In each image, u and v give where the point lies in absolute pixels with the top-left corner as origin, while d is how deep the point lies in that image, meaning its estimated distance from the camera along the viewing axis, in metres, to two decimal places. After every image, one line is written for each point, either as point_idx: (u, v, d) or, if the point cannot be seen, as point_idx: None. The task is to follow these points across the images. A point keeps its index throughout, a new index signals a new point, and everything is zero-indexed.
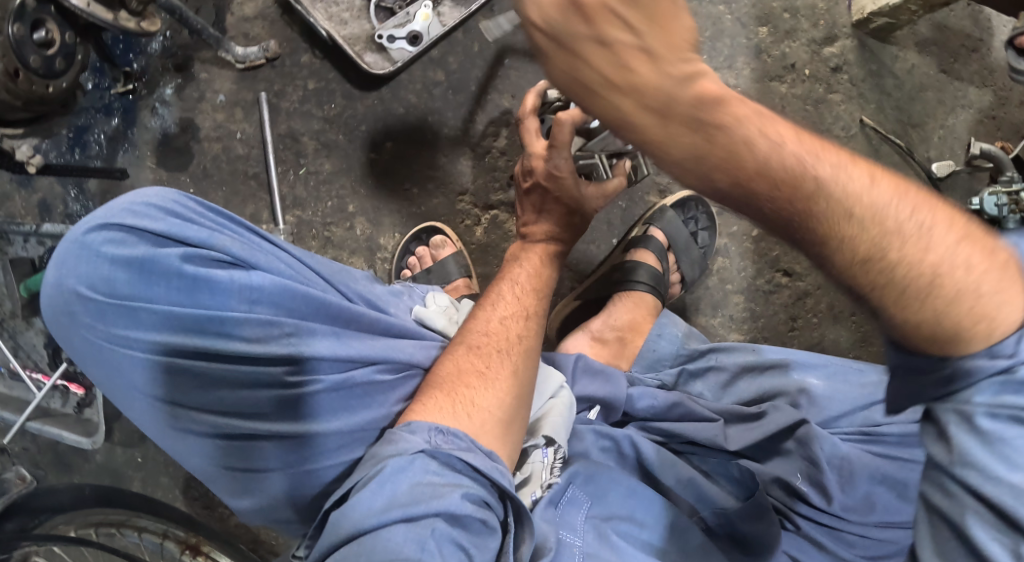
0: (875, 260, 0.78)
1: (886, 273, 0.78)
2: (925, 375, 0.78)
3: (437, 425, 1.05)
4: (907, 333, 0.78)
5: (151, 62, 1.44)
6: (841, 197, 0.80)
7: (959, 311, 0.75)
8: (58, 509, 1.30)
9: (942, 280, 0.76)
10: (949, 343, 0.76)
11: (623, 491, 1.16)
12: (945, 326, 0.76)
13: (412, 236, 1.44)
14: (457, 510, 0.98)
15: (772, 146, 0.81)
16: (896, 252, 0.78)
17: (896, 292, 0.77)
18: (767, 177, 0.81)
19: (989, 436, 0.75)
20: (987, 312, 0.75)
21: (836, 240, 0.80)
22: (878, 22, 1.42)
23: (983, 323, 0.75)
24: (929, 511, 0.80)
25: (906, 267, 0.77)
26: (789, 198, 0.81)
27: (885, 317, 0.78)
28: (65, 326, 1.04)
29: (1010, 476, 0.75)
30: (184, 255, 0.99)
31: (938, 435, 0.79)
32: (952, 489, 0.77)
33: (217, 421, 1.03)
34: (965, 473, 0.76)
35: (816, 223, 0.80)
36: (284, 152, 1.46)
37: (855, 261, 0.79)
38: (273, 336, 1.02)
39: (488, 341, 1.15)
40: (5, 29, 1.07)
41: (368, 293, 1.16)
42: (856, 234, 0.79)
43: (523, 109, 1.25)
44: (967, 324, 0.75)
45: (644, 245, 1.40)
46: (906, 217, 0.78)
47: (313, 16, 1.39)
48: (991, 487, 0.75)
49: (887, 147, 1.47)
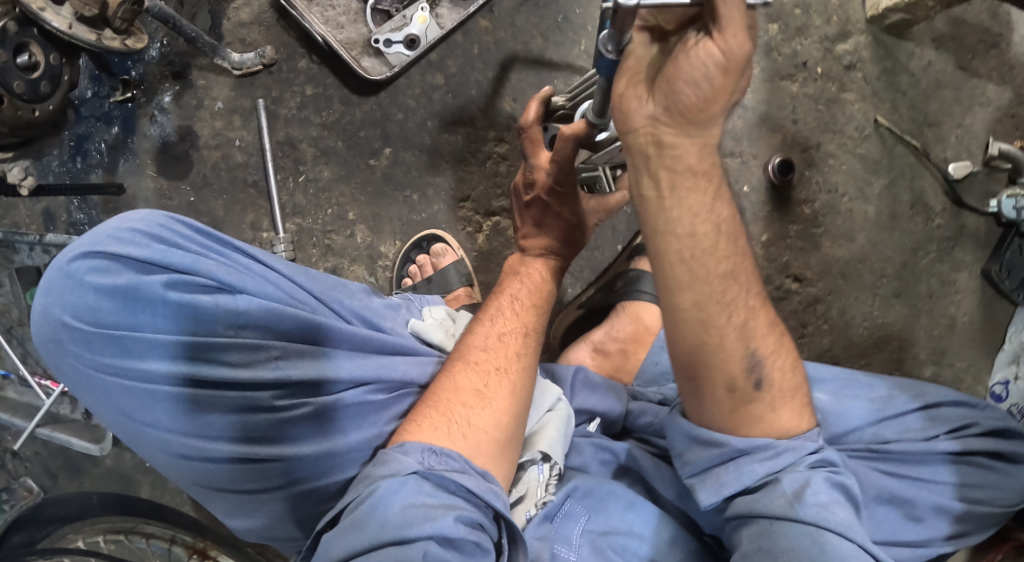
0: (766, 354, 1.01)
1: (722, 357, 0.99)
2: (756, 451, 1.01)
3: (431, 445, 1.03)
4: (717, 409, 1.02)
5: (149, 69, 1.42)
6: (730, 293, 0.97)
7: (796, 408, 1.03)
8: (66, 519, 1.38)
9: (790, 384, 1.03)
10: (780, 431, 1.02)
11: (622, 506, 1.14)
12: (782, 414, 1.02)
13: (413, 244, 1.42)
14: (449, 532, 0.97)
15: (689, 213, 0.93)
16: (774, 353, 1.02)
17: (769, 380, 1.01)
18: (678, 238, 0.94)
19: (819, 488, 0.98)
20: (778, 417, 1.02)
21: (744, 332, 1.00)
22: (893, 17, 1.37)
23: (779, 425, 1.02)
24: (775, 557, 0.95)
25: (738, 354, 0.99)
26: (728, 285, 0.97)
27: (755, 397, 1.01)
28: (54, 354, 1.04)
29: (837, 514, 0.96)
30: (169, 282, 1.00)
31: (768, 490, 0.99)
32: (802, 530, 0.96)
33: (207, 447, 1.03)
34: (807, 515, 0.96)
35: (734, 315, 0.99)
36: (283, 159, 1.44)
37: (755, 350, 1.00)
38: (260, 360, 1.02)
39: (487, 356, 1.12)
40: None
41: (363, 310, 1.15)
42: (709, 325, 0.98)
43: (527, 118, 1.18)
44: (759, 419, 1.01)
45: (648, 253, 1.38)
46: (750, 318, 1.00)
47: (308, 21, 1.36)
48: (832, 523, 0.96)
49: (901, 148, 1.42)
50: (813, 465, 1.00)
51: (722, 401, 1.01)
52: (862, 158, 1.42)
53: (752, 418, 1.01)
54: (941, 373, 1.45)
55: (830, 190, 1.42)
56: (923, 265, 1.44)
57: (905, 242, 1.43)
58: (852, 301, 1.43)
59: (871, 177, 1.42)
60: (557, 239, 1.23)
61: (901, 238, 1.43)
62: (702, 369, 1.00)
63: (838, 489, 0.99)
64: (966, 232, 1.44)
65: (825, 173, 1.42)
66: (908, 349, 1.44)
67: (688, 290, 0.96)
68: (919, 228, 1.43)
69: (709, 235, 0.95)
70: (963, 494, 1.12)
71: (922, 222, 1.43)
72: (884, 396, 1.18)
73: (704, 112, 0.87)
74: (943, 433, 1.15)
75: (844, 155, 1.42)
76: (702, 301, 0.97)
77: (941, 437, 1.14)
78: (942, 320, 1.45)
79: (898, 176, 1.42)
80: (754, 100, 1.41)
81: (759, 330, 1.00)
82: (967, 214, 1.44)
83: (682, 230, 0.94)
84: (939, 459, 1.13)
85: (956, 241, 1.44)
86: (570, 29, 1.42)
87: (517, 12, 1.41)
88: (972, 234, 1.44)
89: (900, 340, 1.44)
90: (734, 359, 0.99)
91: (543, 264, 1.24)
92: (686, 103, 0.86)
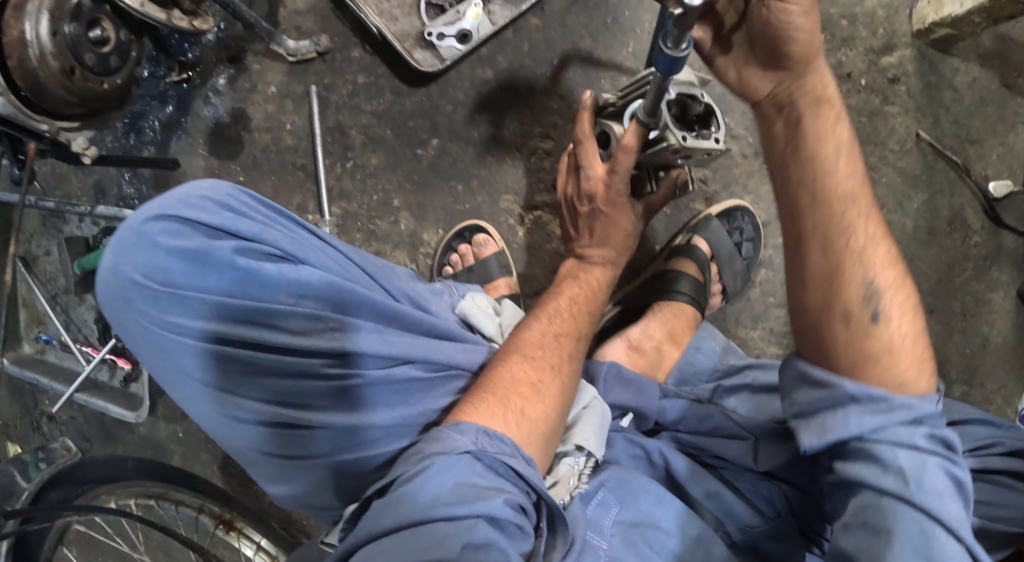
0: (886, 290, 1.01)
1: (840, 281, 1.01)
2: (868, 403, 0.98)
3: (485, 427, 1.06)
4: (822, 348, 1.02)
5: (205, 52, 1.48)
6: (857, 206, 1.02)
7: (917, 362, 1.00)
8: (101, 480, 1.37)
9: (896, 320, 1.01)
10: (896, 382, 0.99)
11: (650, 499, 1.17)
12: (904, 367, 0.99)
13: (455, 233, 1.43)
14: (497, 513, 0.98)
15: (820, 127, 1.02)
16: (896, 294, 1.01)
17: (887, 319, 1.00)
18: (807, 141, 1.03)
19: (935, 473, 0.95)
20: (898, 364, 0.99)
21: (868, 262, 1.02)
22: (940, 32, 1.39)
23: (900, 375, 0.99)
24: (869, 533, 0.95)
25: (853, 277, 1.01)
26: (849, 209, 1.02)
27: (871, 331, 1.00)
28: (119, 311, 1.05)
29: (950, 505, 0.94)
30: (238, 248, 1.03)
31: (871, 462, 0.97)
32: (909, 515, 0.93)
33: (259, 408, 1.06)
34: (914, 497, 0.94)
35: (844, 240, 1.02)
36: (332, 145, 1.47)
37: (875, 283, 1.01)
38: (318, 330, 1.06)
39: (542, 353, 1.16)
40: (62, 27, 1.04)
41: (411, 293, 1.20)
42: (829, 237, 1.02)
43: (580, 129, 1.27)
44: (873, 358, 0.99)
45: (687, 255, 1.37)
46: (877, 243, 1.02)
47: (364, 12, 1.40)
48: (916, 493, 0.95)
49: (942, 164, 1.44)
50: (932, 440, 0.97)
51: (839, 333, 1.01)
52: (903, 171, 1.44)
53: (866, 359, 0.99)
54: (972, 393, 1.46)
55: None
56: (958, 283, 1.45)
57: (941, 258, 1.44)
58: None
59: (910, 191, 1.44)
60: (614, 249, 1.32)
61: (937, 254, 1.44)
62: (824, 298, 1.02)
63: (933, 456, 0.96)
64: (1004, 251, 1.45)
65: None
66: (939, 367, 1.45)
67: (818, 234, 1.02)
68: (956, 245, 1.44)
69: (828, 154, 1.02)
70: (981, 512, 1.18)
71: (960, 239, 1.44)
72: None
73: (804, 50, 0.98)
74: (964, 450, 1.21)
75: (884, 168, 1.44)
76: (821, 226, 1.02)
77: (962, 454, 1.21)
78: (975, 340, 1.45)
79: (937, 192, 1.44)
80: None
81: (862, 247, 1.02)
82: (1005, 234, 1.44)
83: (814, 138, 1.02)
84: None
85: (993, 260, 1.45)
86: (619, 31, 1.45)
87: (567, 12, 1.44)
88: (1010, 253, 1.45)
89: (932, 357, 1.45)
90: (852, 289, 1.01)
91: (600, 273, 1.32)
92: (796, 51, 0.98)
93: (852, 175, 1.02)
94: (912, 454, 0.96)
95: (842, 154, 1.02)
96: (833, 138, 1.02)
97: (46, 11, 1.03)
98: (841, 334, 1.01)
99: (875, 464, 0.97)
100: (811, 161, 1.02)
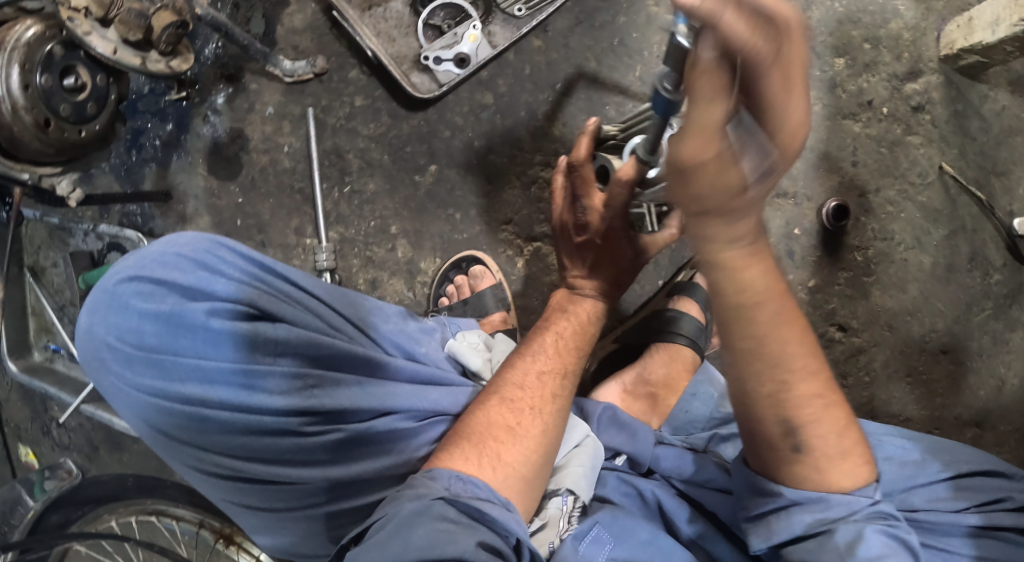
0: (810, 416, 0.95)
1: (761, 413, 0.96)
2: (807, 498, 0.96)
3: (460, 472, 1.04)
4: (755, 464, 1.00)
5: (203, 70, 1.44)
6: (776, 339, 0.93)
7: (848, 471, 0.96)
8: (101, 500, 1.40)
9: (823, 441, 0.96)
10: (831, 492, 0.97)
11: (644, 537, 1.13)
12: (837, 480, 0.96)
13: (452, 264, 1.40)
14: (471, 556, 0.95)
15: (736, 265, 0.88)
16: (822, 415, 0.96)
17: (812, 445, 0.96)
18: (722, 281, 0.89)
19: (873, 541, 0.94)
20: (833, 477, 0.96)
21: (791, 391, 0.94)
22: (968, 59, 1.32)
23: (835, 485, 0.96)
24: None
25: (772, 408, 0.95)
26: (765, 344, 0.92)
27: (796, 459, 0.96)
28: (97, 370, 1.06)
29: None
30: (211, 310, 1.01)
31: (812, 543, 0.95)
32: None
33: (238, 466, 1.05)
34: None
35: (765, 372, 0.94)
36: (329, 168, 1.44)
37: (798, 414, 0.95)
38: (296, 388, 1.04)
39: (523, 395, 1.11)
40: (33, 80, 1.07)
41: (398, 337, 1.16)
42: (748, 371, 0.94)
43: (577, 155, 1.15)
44: (805, 476, 0.97)
45: (689, 293, 1.36)
46: (797, 367, 0.94)
47: (361, 33, 1.35)
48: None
49: (965, 198, 1.36)
50: (869, 514, 0.95)
51: (765, 457, 0.98)
52: (922, 206, 1.36)
53: (794, 478, 0.97)
54: (983, 436, 1.39)
55: (886, 238, 1.37)
56: (976, 323, 1.38)
57: (960, 297, 1.37)
58: (900, 354, 1.38)
59: (930, 227, 1.37)
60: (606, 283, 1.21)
61: (956, 292, 1.37)
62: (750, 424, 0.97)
63: (870, 528, 0.94)
64: None
65: (883, 220, 1.37)
66: (951, 409, 1.38)
67: (746, 376, 0.95)
68: (976, 283, 1.37)
69: (741, 294, 0.89)
70: None
71: (980, 277, 1.37)
72: (916, 460, 1.15)
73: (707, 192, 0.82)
74: (971, 505, 1.10)
75: (904, 203, 1.37)
76: (740, 358, 0.94)
77: (969, 510, 1.10)
78: (990, 381, 1.38)
79: (958, 227, 1.36)
80: (813, 137, 1.37)
81: (777, 377, 0.94)
82: None
83: (726, 274, 0.88)
84: (962, 532, 1.08)
85: (1014, 299, 1.37)
86: (626, 53, 1.39)
87: (571, 33, 1.39)
88: None
89: (947, 399, 1.38)
90: (773, 421, 0.95)
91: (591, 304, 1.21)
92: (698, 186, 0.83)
93: (770, 308, 0.91)
94: (849, 526, 0.95)
95: (755, 291, 0.89)
96: (744, 271, 0.89)
97: (17, 64, 1.07)
98: (768, 455, 0.98)
99: (816, 543, 0.95)
100: (727, 297, 0.90)
